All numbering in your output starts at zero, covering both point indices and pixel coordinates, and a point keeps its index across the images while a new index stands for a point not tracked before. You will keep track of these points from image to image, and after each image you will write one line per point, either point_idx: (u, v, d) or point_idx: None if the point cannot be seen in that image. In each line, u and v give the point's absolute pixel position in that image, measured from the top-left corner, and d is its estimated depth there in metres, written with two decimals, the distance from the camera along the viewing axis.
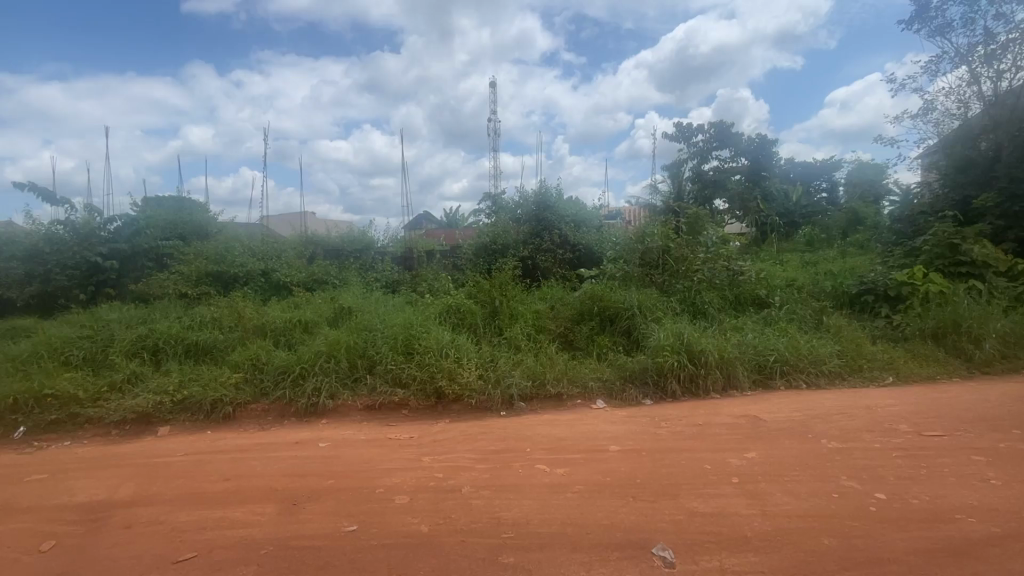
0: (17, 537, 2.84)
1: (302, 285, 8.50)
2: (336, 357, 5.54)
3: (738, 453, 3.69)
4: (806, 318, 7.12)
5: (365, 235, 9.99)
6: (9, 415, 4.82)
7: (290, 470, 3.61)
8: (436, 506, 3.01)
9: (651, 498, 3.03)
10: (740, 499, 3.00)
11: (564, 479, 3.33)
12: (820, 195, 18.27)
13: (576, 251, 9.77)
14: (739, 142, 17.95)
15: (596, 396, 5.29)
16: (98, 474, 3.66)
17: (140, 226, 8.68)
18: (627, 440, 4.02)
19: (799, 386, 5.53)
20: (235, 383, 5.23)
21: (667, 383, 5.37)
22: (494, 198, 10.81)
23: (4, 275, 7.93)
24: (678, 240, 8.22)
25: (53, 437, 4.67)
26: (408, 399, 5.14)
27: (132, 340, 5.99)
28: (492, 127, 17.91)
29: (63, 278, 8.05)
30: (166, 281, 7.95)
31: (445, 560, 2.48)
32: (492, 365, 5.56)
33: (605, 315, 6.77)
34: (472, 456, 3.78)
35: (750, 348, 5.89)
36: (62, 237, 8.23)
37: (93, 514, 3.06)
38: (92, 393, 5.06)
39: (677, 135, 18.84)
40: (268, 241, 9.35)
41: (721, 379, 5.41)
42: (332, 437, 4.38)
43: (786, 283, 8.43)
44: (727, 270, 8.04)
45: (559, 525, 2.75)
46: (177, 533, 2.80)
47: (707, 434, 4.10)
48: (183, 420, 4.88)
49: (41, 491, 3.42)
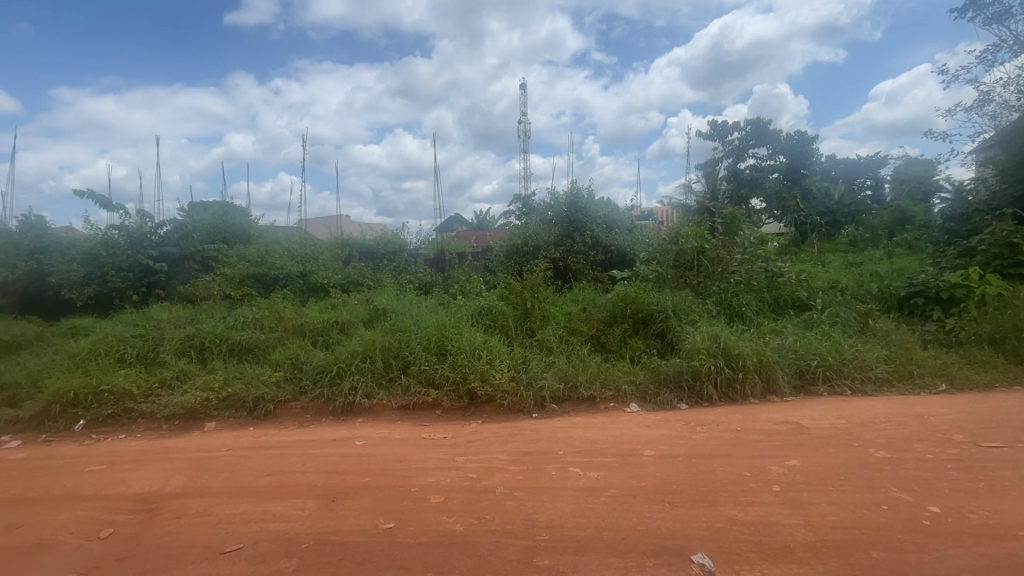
0: (80, 524, 3.02)
1: (339, 286, 8.76)
2: (372, 356, 5.66)
3: (779, 460, 3.58)
4: (851, 321, 6.84)
5: (398, 238, 10.18)
6: (70, 409, 5.11)
7: (328, 467, 3.71)
8: (471, 506, 3.03)
9: (687, 504, 2.97)
10: (781, 508, 2.90)
11: (598, 482, 3.31)
12: (864, 194, 17.46)
13: (608, 252, 9.70)
14: (777, 139, 17.39)
15: (630, 399, 5.23)
16: (150, 466, 3.85)
17: (187, 231, 9.09)
18: (662, 444, 3.96)
19: (844, 392, 5.32)
20: (276, 381, 5.41)
21: (702, 387, 5.25)
22: (524, 199, 10.82)
23: (65, 277, 8.42)
24: (713, 241, 8.01)
25: (109, 430, 4.94)
26: (441, 399, 5.21)
27: (181, 340, 6.28)
28: (522, 128, 17.94)
29: (119, 280, 8.50)
30: (211, 284, 8.29)
31: (480, 560, 2.49)
32: (525, 367, 5.58)
33: (638, 317, 6.68)
34: (506, 457, 3.80)
35: (790, 352, 5.70)
36: (117, 241, 8.69)
37: (146, 504, 3.22)
38: (144, 389, 5.33)
39: (711, 134, 18.42)
40: (306, 244, 9.65)
41: (760, 384, 5.26)
42: (369, 436, 4.47)
43: (828, 286, 8.14)
44: (765, 271, 7.82)
45: (595, 529, 2.73)
46: (223, 525, 2.92)
47: (746, 440, 3.99)
48: (228, 416, 5.09)
49: (100, 481, 3.62)
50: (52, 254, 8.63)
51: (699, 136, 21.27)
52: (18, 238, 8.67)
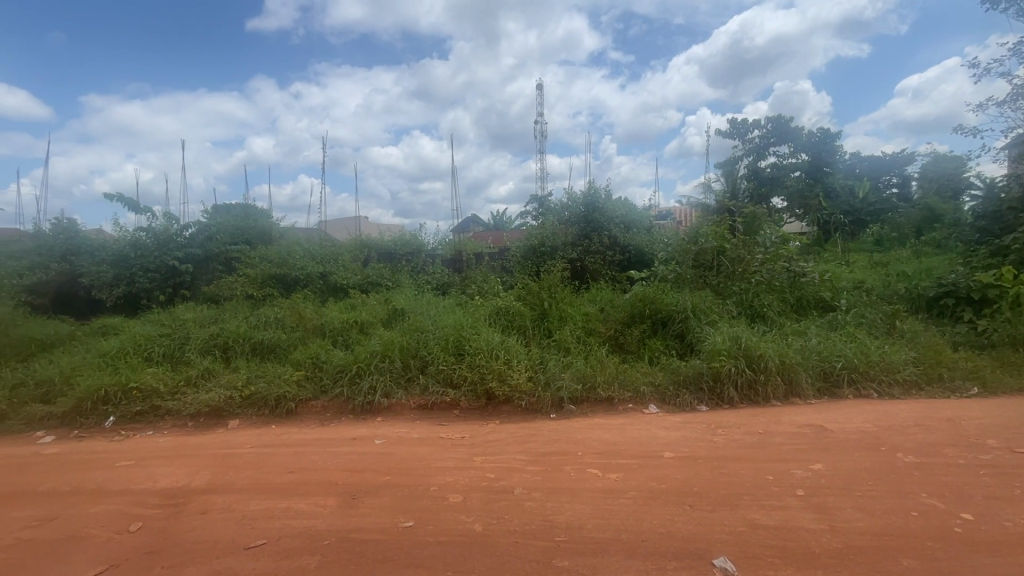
0: (110, 517, 3.11)
1: (358, 286, 8.87)
2: (391, 356, 5.71)
3: (803, 464, 3.51)
4: (877, 323, 6.67)
5: (416, 238, 10.26)
6: (100, 406, 5.26)
7: (348, 465, 3.76)
8: (490, 506, 3.04)
9: (708, 507, 2.93)
10: (806, 514, 2.84)
11: (618, 484, 3.28)
12: (891, 191, 17.01)
13: (626, 252, 9.64)
14: (799, 136, 17.07)
15: (649, 400, 5.18)
16: (177, 462, 3.95)
17: (211, 233, 9.29)
18: (682, 447, 3.91)
19: (870, 395, 5.19)
20: (297, 380, 5.49)
21: (723, 388, 5.18)
22: (541, 199, 10.81)
23: (95, 277, 8.66)
24: (734, 240, 7.88)
25: (138, 427, 5.07)
26: (459, 399, 5.23)
27: (205, 339, 6.43)
28: (539, 128, 17.94)
29: (146, 280, 8.73)
30: (235, 284, 8.46)
31: (499, 560, 2.49)
32: (542, 367, 5.58)
33: (657, 318, 6.62)
34: (524, 458, 3.80)
35: (814, 353, 5.59)
36: (145, 243, 8.93)
37: (174, 499, 3.30)
38: (171, 387, 5.46)
39: (731, 133, 18.16)
40: (326, 245, 9.79)
41: (782, 386, 5.17)
42: (388, 435, 4.51)
43: (853, 286, 7.95)
44: (787, 271, 7.67)
45: (614, 531, 2.71)
46: (247, 520, 2.98)
47: (768, 443, 3.92)
48: (251, 414, 5.19)
49: (129, 476, 3.72)
50: (84, 256, 8.91)
51: (717, 134, 20.98)
52: (51, 240, 8.97)
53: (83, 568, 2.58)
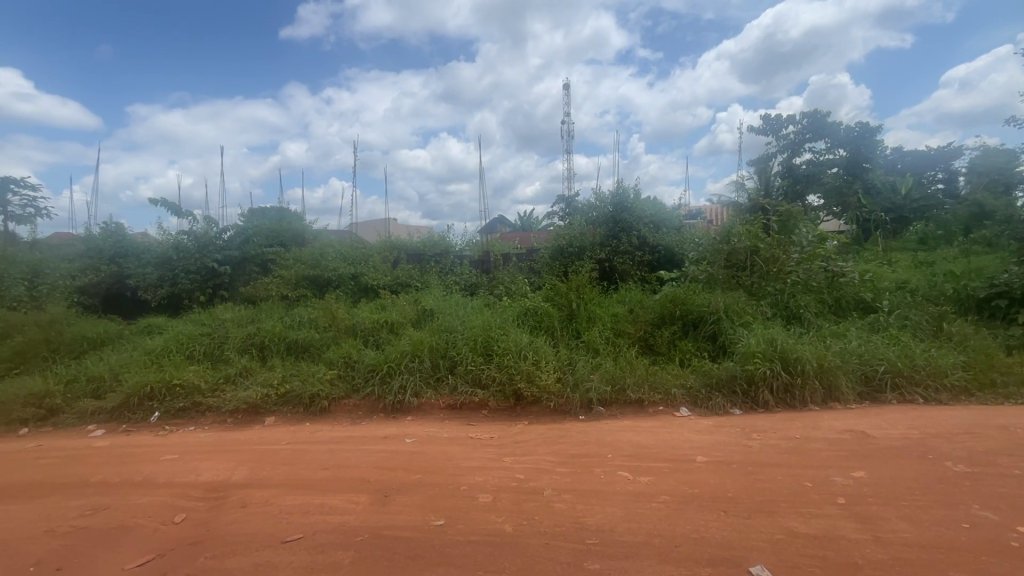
0: (157, 508, 3.25)
1: (388, 287, 9.02)
2: (420, 356, 5.78)
3: (844, 471, 3.38)
4: (922, 325, 6.38)
5: (444, 240, 10.37)
6: (146, 402, 5.50)
7: (381, 463, 3.82)
8: (520, 506, 3.04)
9: (744, 513, 2.86)
10: (847, 523, 2.74)
11: (649, 487, 3.23)
12: (935, 187, 16.21)
13: (656, 252, 9.50)
14: (835, 132, 16.48)
15: (680, 403, 5.09)
16: (218, 457, 4.10)
17: (248, 235, 9.59)
18: (715, 451, 3.82)
19: (915, 401, 4.97)
20: (330, 379, 5.61)
21: (757, 392, 5.05)
22: (568, 199, 10.74)
23: (141, 278, 9.05)
24: (768, 240, 7.65)
25: (181, 423, 5.28)
26: (488, 399, 5.26)
27: (243, 338, 6.65)
28: (566, 128, 17.86)
29: (188, 281, 9.07)
30: (270, 284, 8.73)
31: (530, 561, 2.49)
32: (571, 368, 5.56)
33: (688, 319, 6.50)
34: (553, 459, 3.78)
35: (854, 356, 5.38)
36: (187, 246, 9.29)
37: (215, 493, 3.43)
38: (211, 385, 5.67)
39: (764, 128, 17.62)
40: (357, 246, 9.97)
41: (821, 390, 5.01)
42: (417, 434, 4.57)
43: (896, 286, 7.62)
44: (824, 271, 7.42)
45: (646, 535, 2.68)
46: (283, 515, 3.06)
47: (806, 449, 3.79)
48: (286, 411, 5.34)
49: (173, 469, 3.88)
50: (131, 259, 9.34)
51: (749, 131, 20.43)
52: (102, 244, 9.44)
53: (132, 556, 2.71)
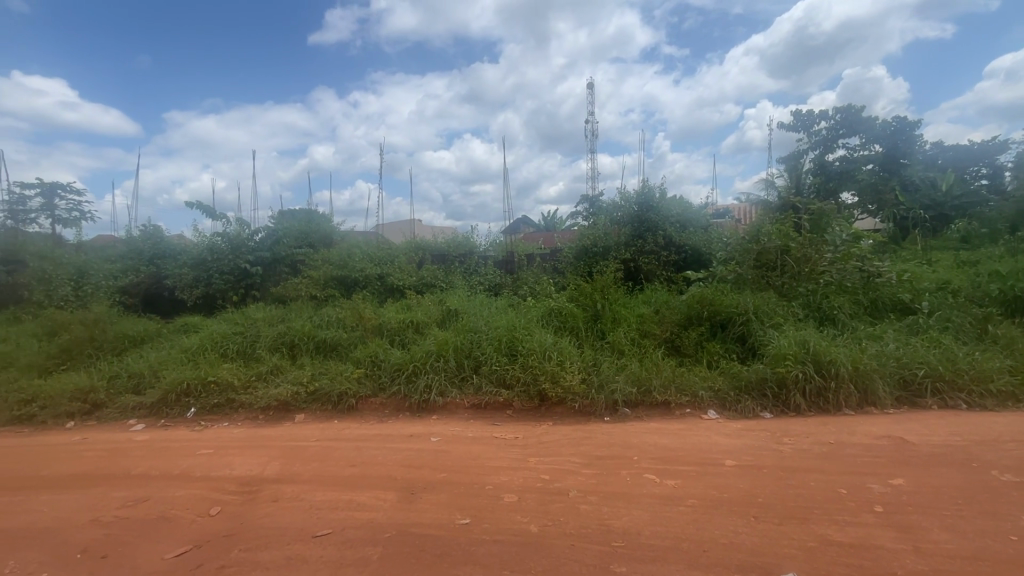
0: (194, 501, 3.37)
1: (414, 287, 9.13)
2: (445, 356, 5.83)
3: (881, 478, 3.27)
4: (965, 328, 6.12)
5: (469, 240, 10.45)
6: (183, 398, 5.71)
7: (407, 461, 3.87)
8: (545, 507, 3.04)
9: (775, 520, 2.79)
10: (885, 532, 2.64)
11: (676, 491, 3.19)
12: (979, 183, 15.39)
13: (682, 252, 9.36)
14: (871, 127, 15.93)
15: (708, 406, 5.00)
16: (251, 452, 4.22)
17: (278, 237, 9.84)
18: (745, 455, 3.74)
19: (958, 407, 4.77)
20: (357, 378, 5.71)
21: (788, 395, 4.93)
22: (592, 199, 10.67)
23: (178, 279, 9.39)
24: (800, 238, 7.44)
25: (216, 418, 5.46)
26: (512, 399, 5.27)
27: (274, 337, 6.83)
28: (590, 127, 17.75)
29: (222, 281, 9.37)
30: (300, 285, 8.94)
31: (556, 562, 2.49)
32: (596, 369, 5.52)
33: (716, 320, 6.38)
34: (578, 460, 3.77)
35: (891, 359, 5.20)
36: (220, 247, 9.57)
37: (248, 487, 3.53)
38: (244, 382, 5.85)
39: (795, 125, 17.15)
40: (383, 247, 10.12)
41: (856, 394, 4.85)
42: (442, 433, 4.61)
43: (937, 287, 7.31)
44: (859, 271, 7.17)
45: (673, 539, 2.64)
46: (314, 510, 3.13)
47: (840, 455, 3.68)
48: (315, 408, 5.46)
49: (209, 463, 4.01)
50: (168, 260, 9.68)
51: None
52: (142, 245, 9.82)
53: (172, 546, 2.81)
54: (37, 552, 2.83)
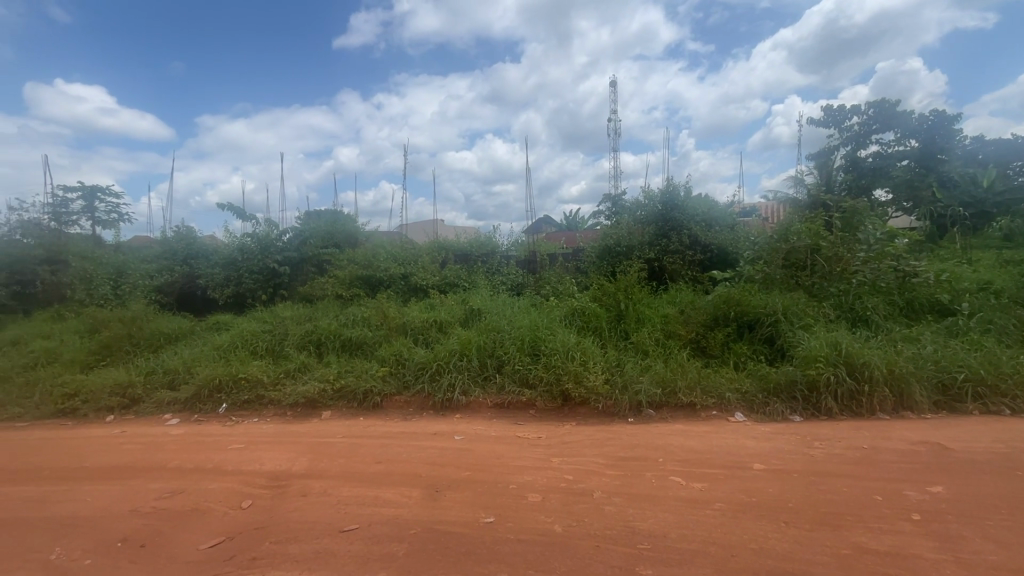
0: (226, 494, 3.47)
1: (437, 287, 9.21)
2: (468, 355, 5.87)
3: (919, 485, 3.16)
4: (1008, 331, 5.87)
5: (491, 240, 10.47)
6: (215, 393, 5.88)
7: (431, 459, 3.91)
8: (569, 507, 3.03)
9: (806, 526, 2.72)
10: (923, 541, 2.55)
11: (703, 494, 3.14)
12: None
13: (708, 252, 9.19)
14: (906, 121, 15.39)
15: (735, 408, 4.91)
16: (281, 447, 4.32)
17: (305, 237, 10.05)
18: (774, 459, 3.66)
19: (1002, 412, 4.56)
20: (382, 376, 5.80)
21: (819, 398, 4.80)
22: (615, 199, 10.57)
23: (211, 279, 9.68)
24: (831, 237, 7.21)
25: (246, 414, 5.61)
26: (535, 399, 5.27)
27: (302, 335, 6.98)
28: (613, 125, 17.60)
29: (252, 281, 9.61)
30: (326, 284, 9.12)
31: (581, 562, 2.48)
32: (619, 370, 5.48)
33: (743, 321, 6.26)
34: (602, 461, 3.75)
35: (929, 362, 5.01)
36: (250, 247, 9.82)
37: (278, 482, 3.62)
38: (273, 378, 5.99)
39: (825, 121, 16.68)
40: (407, 247, 10.23)
41: (891, 398, 4.70)
42: (466, 432, 4.64)
43: (978, 287, 7.01)
44: (894, 271, 6.93)
45: (700, 543, 2.60)
46: (341, 506, 3.19)
47: (875, 460, 3.56)
48: (341, 406, 5.55)
49: (241, 458, 4.13)
50: (201, 260, 9.98)
51: None
52: (176, 246, 10.14)
53: (206, 538, 2.90)
54: (80, 541, 2.95)
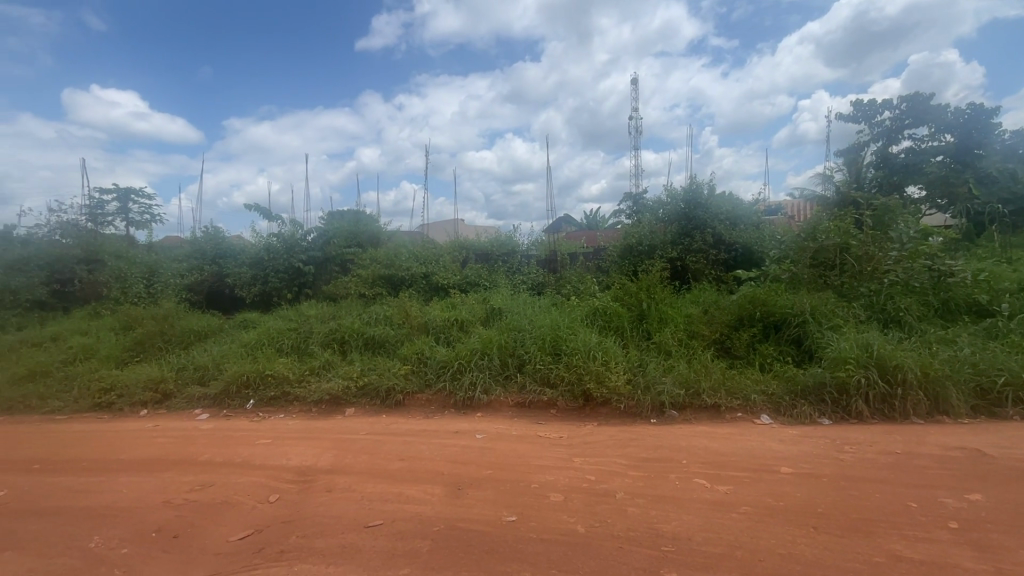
0: (255, 487, 3.55)
1: (457, 286, 9.26)
2: (490, 354, 5.89)
3: (957, 492, 3.04)
4: None
5: (511, 239, 10.45)
6: (243, 389, 6.02)
7: (453, 457, 3.94)
8: (592, 508, 3.01)
9: (837, 532, 2.65)
10: (961, 550, 2.46)
11: (728, 497, 3.09)
12: None
13: (732, 251, 9.04)
14: (941, 115, 14.82)
15: (760, 410, 4.82)
16: (307, 443, 4.40)
17: (329, 237, 10.21)
18: (802, 462, 3.58)
19: None
20: (404, 373, 5.86)
21: (849, 401, 4.67)
22: (636, 197, 10.47)
23: (238, 278, 9.92)
24: (861, 235, 7.01)
25: (272, 410, 5.73)
26: (556, 399, 5.25)
27: (326, 333, 7.10)
28: (634, 124, 17.41)
29: (277, 280, 9.82)
30: (349, 284, 9.26)
31: (604, 563, 2.47)
32: (642, 370, 5.43)
33: (769, 322, 6.13)
34: (625, 462, 3.71)
35: (966, 365, 4.84)
36: (276, 246, 10.02)
37: (304, 477, 3.69)
38: (298, 375, 6.11)
39: (855, 116, 16.19)
40: (428, 246, 10.30)
41: (925, 402, 4.55)
42: (487, 430, 4.65)
43: (1019, 287, 6.72)
44: (928, 271, 6.70)
45: (726, 547, 2.56)
46: (365, 501, 3.23)
47: (908, 466, 3.45)
48: (364, 403, 5.63)
49: (268, 453, 4.22)
50: (229, 259, 10.23)
51: None
52: (205, 245, 10.42)
53: (236, 530, 2.98)
54: (117, 530, 3.06)
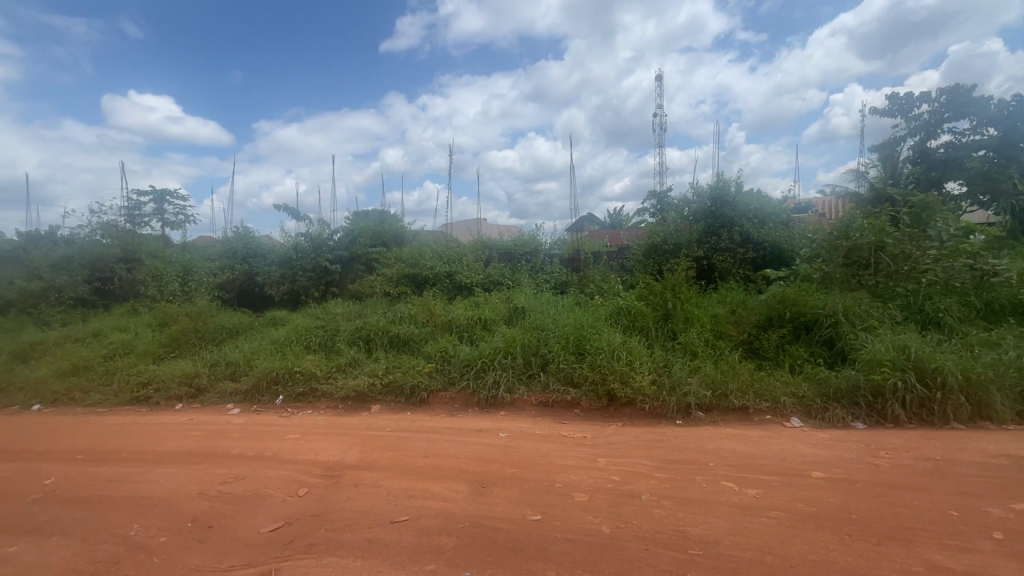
0: (284, 481, 3.63)
1: (481, 285, 9.29)
2: (513, 353, 5.90)
3: (1002, 501, 2.92)
4: None
5: (534, 238, 10.42)
6: (272, 385, 6.18)
7: (477, 455, 3.96)
8: (617, 509, 2.99)
9: (873, 539, 2.57)
10: (1007, 561, 2.36)
11: (758, 501, 3.02)
12: None
13: (761, 250, 8.83)
14: (984, 108, 14.17)
15: (791, 413, 4.70)
16: (334, 439, 4.49)
17: (354, 236, 10.37)
18: (835, 467, 3.47)
19: None
20: (428, 371, 5.92)
21: (885, 405, 4.52)
22: (661, 195, 10.33)
23: (268, 276, 10.17)
24: (897, 233, 6.76)
25: (300, 406, 5.86)
26: (580, 399, 5.22)
27: (352, 331, 7.22)
28: (660, 121, 17.16)
29: (305, 278, 10.02)
30: (374, 283, 9.39)
31: (630, 564, 2.45)
32: (667, 370, 5.36)
33: (799, 322, 5.97)
34: (650, 463, 3.67)
35: (1011, 368, 4.62)
36: (303, 246, 10.23)
37: (332, 471, 3.76)
38: (325, 372, 6.23)
39: (891, 110, 15.61)
40: (452, 245, 10.38)
41: (967, 407, 4.37)
42: (511, 429, 4.66)
43: None
44: (970, 270, 6.42)
45: (756, 551, 2.51)
46: (391, 497, 3.28)
47: (948, 473, 3.32)
48: (389, 400, 5.71)
49: (297, 448, 4.31)
50: (258, 258, 10.48)
51: None
52: (236, 245, 10.70)
53: (267, 522, 3.05)
54: (155, 519, 3.18)
